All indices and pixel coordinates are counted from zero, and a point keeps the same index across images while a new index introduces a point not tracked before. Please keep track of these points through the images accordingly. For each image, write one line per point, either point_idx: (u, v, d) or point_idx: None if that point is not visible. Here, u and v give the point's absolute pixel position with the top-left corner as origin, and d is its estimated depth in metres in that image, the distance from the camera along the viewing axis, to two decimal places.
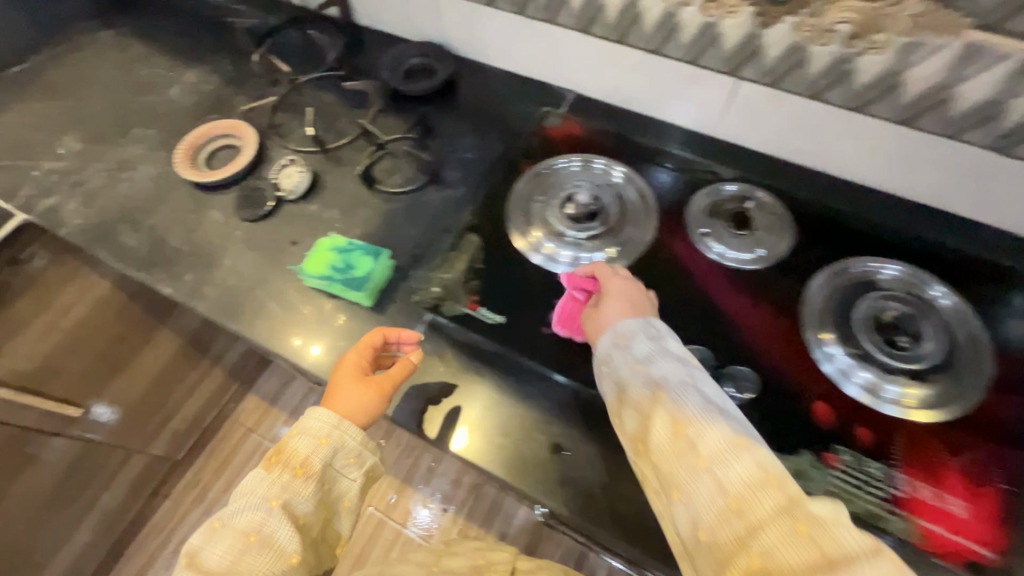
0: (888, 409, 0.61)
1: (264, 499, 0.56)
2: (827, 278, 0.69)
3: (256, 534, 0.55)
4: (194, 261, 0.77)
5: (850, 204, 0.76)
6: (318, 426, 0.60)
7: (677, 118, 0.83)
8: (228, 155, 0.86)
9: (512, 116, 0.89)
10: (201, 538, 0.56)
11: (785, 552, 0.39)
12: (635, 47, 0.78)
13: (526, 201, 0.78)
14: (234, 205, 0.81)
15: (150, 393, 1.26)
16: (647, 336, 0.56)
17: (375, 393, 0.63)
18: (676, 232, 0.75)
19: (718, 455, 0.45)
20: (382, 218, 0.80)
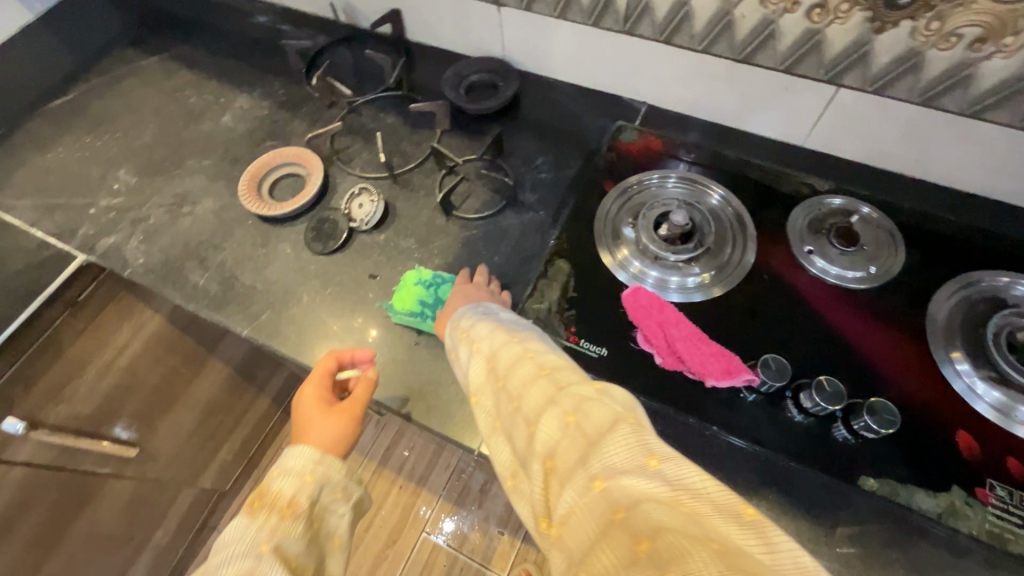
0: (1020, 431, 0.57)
1: (251, 547, 0.53)
2: (952, 293, 0.66)
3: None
4: (267, 297, 0.74)
5: (958, 215, 0.72)
6: (299, 464, 0.62)
7: (762, 128, 0.80)
8: (296, 185, 0.83)
9: (584, 131, 0.85)
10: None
11: (557, 441, 0.41)
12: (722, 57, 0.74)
13: (614, 220, 0.75)
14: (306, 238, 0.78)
15: (199, 425, 1.23)
16: (471, 311, 0.60)
17: (342, 417, 0.66)
18: (777, 249, 0.71)
19: (516, 377, 0.48)
20: (461, 244, 0.76)
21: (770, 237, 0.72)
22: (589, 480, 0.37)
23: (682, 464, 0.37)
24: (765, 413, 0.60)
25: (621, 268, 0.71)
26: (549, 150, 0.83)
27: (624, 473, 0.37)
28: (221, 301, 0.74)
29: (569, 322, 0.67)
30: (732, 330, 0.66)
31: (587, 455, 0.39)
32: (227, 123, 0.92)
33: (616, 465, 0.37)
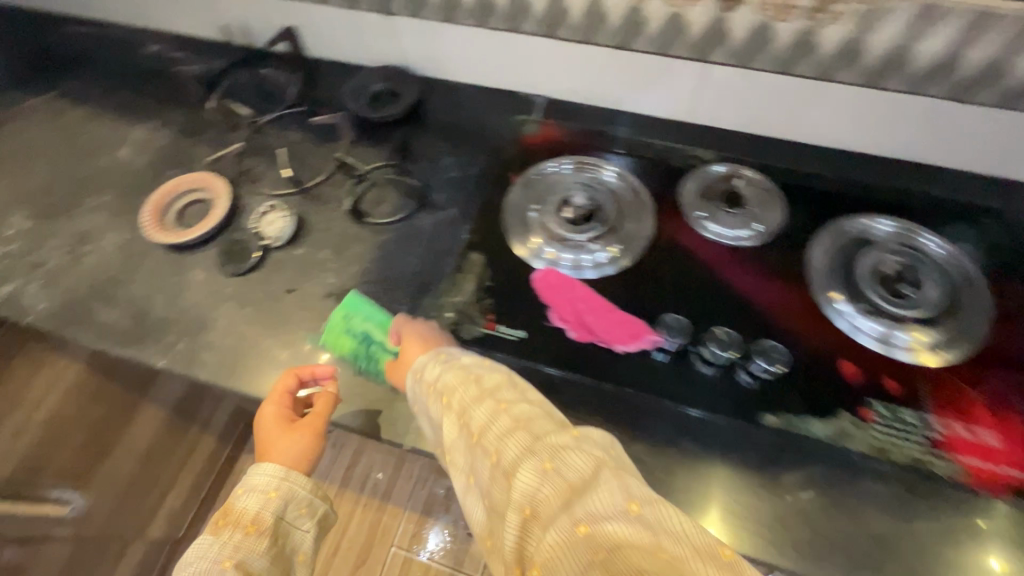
0: (901, 355, 0.64)
1: (215, 562, 0.57)
2: (827, 240, 0.72)
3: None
4: (183, 327, 0.73)
5: (829, 168, 0.79)
6: (264, 481, 0.62)
7: (650, 109, 0.85)
8: (201, 210, 0.81)
9: (488, 128, 0.88)
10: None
11: (537, 490, 0.42)
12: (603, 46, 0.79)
13: (522, 210, 0.78)
14: (218, 262, 0.76)
15: (140, 473, 1.18)
16: (431, 361, 0.58)
17: (306, 433, 0.65)
18: (674, 219, 0.76)
19: (486, 428, 0.49)
20: (377, 250, 0.77)
21: (667, 209, 0.77)
22: (573, 526, 0.38)
23: (658, 505, 0.39)
24: (674, 371, 0.64)
25: (532, 253, 0.74)
26: (456, 150, 0.86)
27: (603, 519, 0.38)
28: (134, 337, 0.72)
29: (486, 310, 0.70)
30: (639, 299, 0.70)
31: (570, 503, 0.40)
32: (126, 157, 0.90)
33: (595, 513, 0.38)
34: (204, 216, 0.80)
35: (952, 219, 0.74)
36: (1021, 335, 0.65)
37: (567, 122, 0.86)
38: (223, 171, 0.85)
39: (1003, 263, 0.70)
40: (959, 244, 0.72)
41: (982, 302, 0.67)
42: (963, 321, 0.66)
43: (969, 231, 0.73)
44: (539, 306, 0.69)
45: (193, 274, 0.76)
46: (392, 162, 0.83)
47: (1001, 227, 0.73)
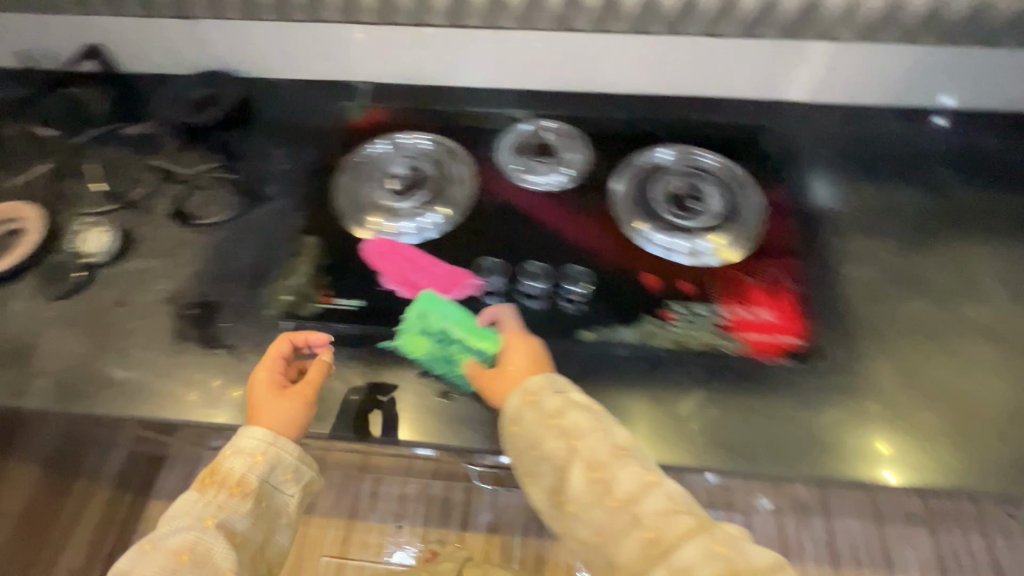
0: (704, 263, 0.75)
1: (198, 519, 0.56)
2: (626, 180, 0.82)
3: (188, 552, 0.54)
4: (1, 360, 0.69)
5: (625, 111, 0.89)
6: (251, 444, 0.59)
7: (460, 79, 0.90)
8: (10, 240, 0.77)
9: (309, 116, 0.90)
10: (132, 557, 0.55)
11: (701, 569, 0.50)
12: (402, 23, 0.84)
13: (348, 192, 0.81)
14: (43, 287, 0.74)
15: (22, 538, 1.10)
16: (546, 387, 0.61)
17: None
18: (493, 176, 0.82)
19: (634, 493, 0.55)
20: (211, 250, 0.77)
21: (489, 168, 0.83)
22: None
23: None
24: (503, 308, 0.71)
25: (365, 228, 0.78)
26: (285, 143, 0.87)
27: None
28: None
29: (323, 286, 0.73)
30: (469, 252, 0.76)
31: None
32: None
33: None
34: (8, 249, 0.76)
35: (723, 139, 0.87)
36: (778, 225, 0.80)
37: (391, 103, 0.90)
38: (34, 197, 0.81)
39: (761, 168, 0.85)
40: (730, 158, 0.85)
41: (751, 199, 0.81)
42: (740, 219, 0.79)
43: (737, 147, 0.87)
44: (373, 273, 0.73)
45: (12, 306, 0.73)
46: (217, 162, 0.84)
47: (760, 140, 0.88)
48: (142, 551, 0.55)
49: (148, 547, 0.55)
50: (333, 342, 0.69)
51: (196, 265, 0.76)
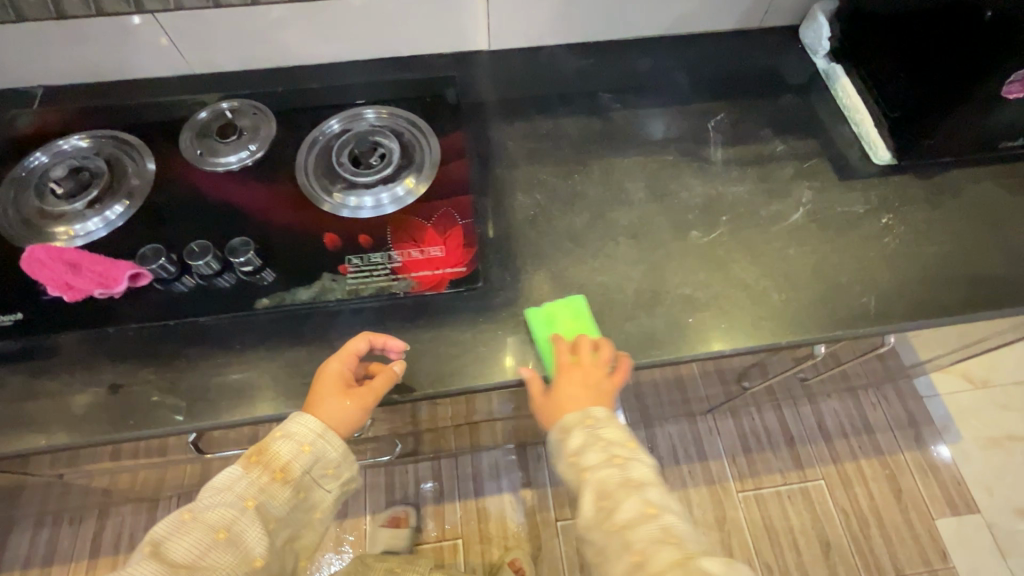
0: (882, 304, 0.68)
1: (614, 454, 0.60)
2: (811, 196, 0.76)
3: (606, 497, 0.57)
4: (161, 236, 0.70)
5: (814, 125, 0.83)
6: (592, 452, 0.60)
7: (643, 67, 0.89)
8: (222, 131, 0.78)
9: (489, 67, 0.88)
10: (594, 455, 0.60)
11: None
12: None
13: (519, 148, 0.80)
14: (213, 176, 0.75)
15: None
16: None
17: (356, 405, 0.60)
18: (668, 162, 0.78)
19: None
20: (363, 164, 0.76)
21: (650, 143, 0.80)
22: None
23: None
24: (652, 288, 0.69)
25: (520, 179, 0.76)
26: (449, 78, 0.86)
27: None
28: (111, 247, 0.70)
29: (480, 233, 0.72)
30: (623, 225, 0.73)
31: None
32: (80, 62, 0.80)
33: None
34: (220, 137, 0.78)
35: (926, 170, 0.78)
36: (977, 279, 0.71)
37: (556, 62, 0.89)
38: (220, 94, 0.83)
39: (968, 212, 0.75)
40: (931, 193, 0.76)
41: (946, 250, 0.72)
42: (928, 267, 0.71)
43: (944, 180, 0.77)
44: (533, 234, 0.72)
45: (175, 188, 0.74)
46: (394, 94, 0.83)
47: (972, 178, 0.77)
48: (592, 433, 0.61)
49: (568, 452, 0.61)
50: (482, 290, 0.68)
51: (351, 175, 0.75)
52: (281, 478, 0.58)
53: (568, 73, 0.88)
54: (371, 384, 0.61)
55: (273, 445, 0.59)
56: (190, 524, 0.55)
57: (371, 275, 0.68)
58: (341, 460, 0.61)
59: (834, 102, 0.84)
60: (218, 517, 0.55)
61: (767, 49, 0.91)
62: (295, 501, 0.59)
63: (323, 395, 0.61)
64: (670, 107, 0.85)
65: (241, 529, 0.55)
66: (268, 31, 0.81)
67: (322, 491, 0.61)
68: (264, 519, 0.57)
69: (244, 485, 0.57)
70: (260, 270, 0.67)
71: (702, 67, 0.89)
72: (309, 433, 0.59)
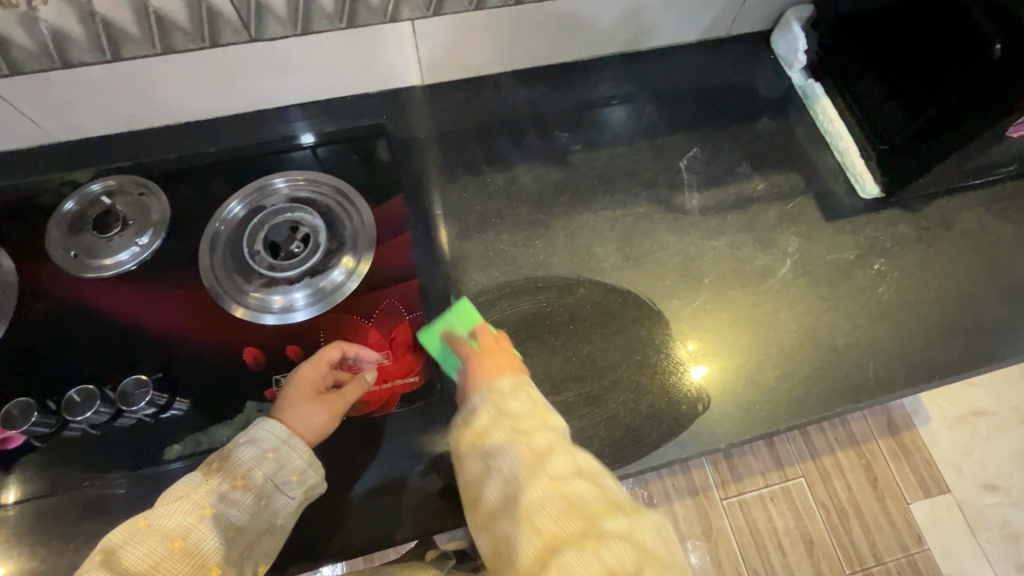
0: (880, 370, 0.62)
1: (498, 419, 0.49)
2: (795, 242, 0.68)
3: (533, 444, 0.47)
4: (35, 378, 0.57)
5: (792, 153, 0.74)
6: (491, 424, 0.49)
7: (599, 92, 0.78)
8: (104, 218, 0.64)
9: (423, 105, 0.75)
10: (494, 435, 0.48)
11: None
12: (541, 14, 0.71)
13: (466, 210, 0.69)
14: (96, 285, 0.61)
15: None
16: None
17: (326, 411, 0.53)
18: (637, 213, 0.69)
19: None
20: (283, 252, 0.63)
21: (616, 191, 0.70)
22: None
23: None
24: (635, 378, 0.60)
25: (472, 253, 0.66)
26: (378, 128, 0.72)
27: None
28: None
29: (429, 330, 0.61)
30: (595, 299, 0.64)
31: None
32: None
33: None
34: (101, 228, 0.63)
35: (914, 202, 0.71)
36: (978, 326, 0.65)
37: (500, 92, 0.77)
38: (89, 169, 0.67)
39: (961, 245, 0.69)
40: (923, 228, 0.70)
41: (944, 295, 0.66)
42: (925, 318, 0.65)
43: (933, 212, 0.71)
44: (493, 323, 0.62)
45: (47, 306, 0.60)
46: (312, 153, 0.70)
47: (962, 206, 0.71)
48: (475, 418, 0.51)
49: (465, 430, 0.51)
50: (438, 401, 0.58)
51: (269, 268, 0.62)
52: (243, 483, 0.47)
53: (516, 106, 0.76)
54: (346, 392, 0.55)
55: (234, 451, 0.49)
56: (143, 532, 0.43)
57: None
58: (306, 468, 0.50)
59: (816, 125, 0.76)
60: (173, 524, 0.44)
61: (737, 62, 0.80)
62: (258, 513, 0.47)
63: (293, 395, 0.53)
64: (634, 142, 0.74)
65: (200, 541, 0.44)
66: (141, 90, 0.65)
67: (286, 499, 0.49)
68: (227, 531, 0.45)
69: (203, 493, 0.46)
70: (167, 408, 0.56)
71: (668, 91, 0.78)
72: (272, 438, 0.50)
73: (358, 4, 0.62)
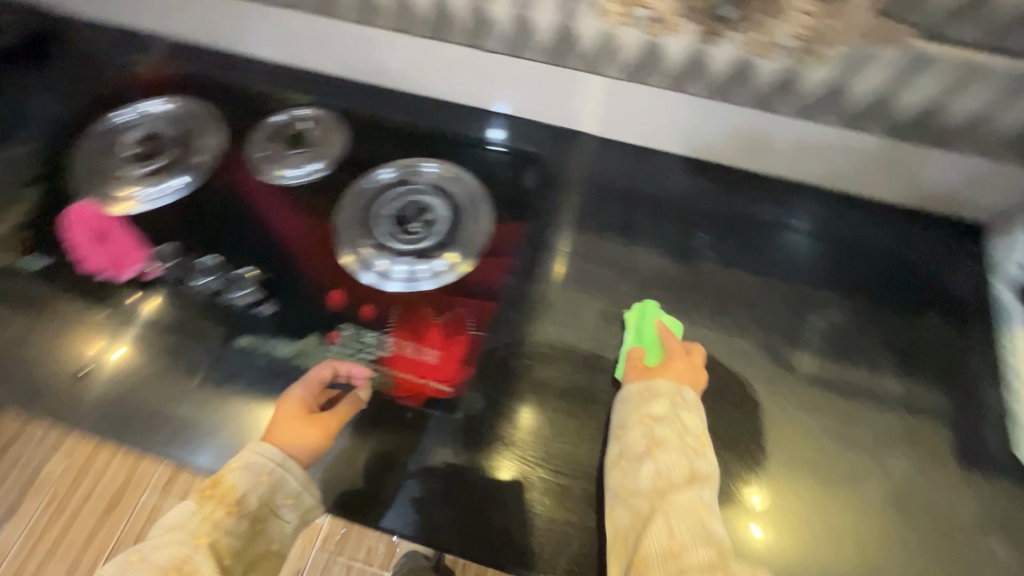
0: None
1: (677, 415, 0.56)
2: (905, 465, 0.58)
3: (689, 450, 0.54)
4: (185, 235, 0.68)
5: (953, 370, 0.63)
6: (662, 410, 0.56)
7: (761, 212, 0.73)
8: (296, 137, 0.76)
9: (586, 153, 0.77)
10: (667, 435, 0.54)
11: None
12: (738, 118, 0.68)
13: (575, 264, 0.69)
14: (261, 185, 0.73)
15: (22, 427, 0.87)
16: None
17: (317, 429, 0.56)
18: (737, 346, 0.64)
19: None
20: (404, 226, 0.69)
21: (726, 314, 0.66)
22: None
23: None
24: None
25: (558, 304, 0.66)
26: (535, 157, 0.76)
27: None
28: (141, 221, 0.70)
29: (483, 353, 0.63)
30: None
31: None
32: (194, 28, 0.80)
33: None
34: (290, 144, 0.76)
35: None
36: None
37: (664, 172, 0.76)
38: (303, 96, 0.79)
39: None
40: None
41: None
42: None
43: None
44: (541, 377, 0.62)
45: (223, 185, 0.73)
46: (470, 155, 0.75)
47: None
48: (656, 403, 0.57)
49: (640, 411, 0.56)
50: (457, 419, 0.60)
51: (387, 235, 0.69)
52: (236, 512, 0.51)
53: (671, 190, 0.75)
54: (335, 412, 0.58)
55: (227, 475, 0.52)
56: (136, 566, 0.46)
57: (356, 354, 0.62)
58: (301, 490, 0.54)
59: (997, 353, 0.64)
60: (167, 558, 0.47)
61: (934, 245, 0.70)
62: (254, 537, 0.51)
63: (283, 422, 0.56)
64: (774, 275, 0.69)
65: (194, 571, 0.47)
66: (368, 55, 0.75)
67: (281, 523, 0.53)
68: (220, 556, 0.49)
69: (196, 522, 0.49)
70: (257, 304, 0.65)
71: (836, 241, 0.71)
72: (270, 461, 0.53)
73: (571, 50, 0.66)
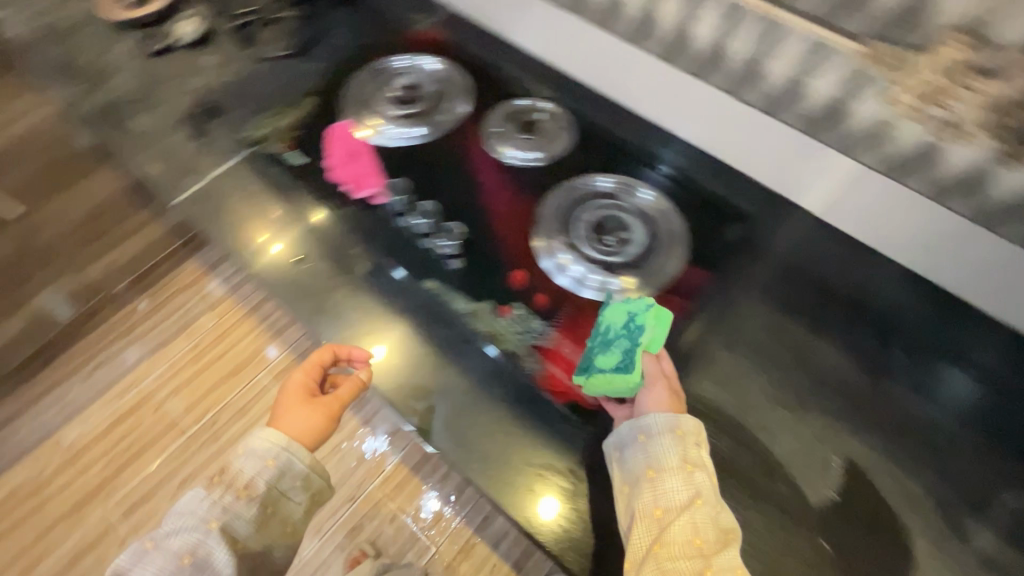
0: None
1: (700, 465, 0.54)
2: None
3: (715, 504, 0.52)
4: (412, 175, 0.76)
5: None
6: (687, 457, 0.54)
7: (976, 356, 0.66)
8: (528, 122, 0.82)
9: (797, 225, 0.74)
10: (693, 485, 0.52)
11: None
12: (999, 252, 0.60)
13: (752, 334, 0.67)
14: (485, 155, 0.79)
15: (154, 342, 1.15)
16: None
17: (315, 409, 0.72)
18: (908, 489, 0.58)
19: None
20: (599, 235, 0.71)
21: (901, 448, 0.60)
22: None
23: None
24: None
25: (723, 367, 0.65)
26: (746, 215, 0.75)
27: None
28: (381, 152, 0.79)
29: None
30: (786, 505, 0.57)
31: None
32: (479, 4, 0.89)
33: None
34: (522, 126, 0.81)
35: None
36: None
37: (875, 275, 0.71)
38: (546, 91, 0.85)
39: None
40: None
41: None
42: None
43: None
44: None
45: (456, 145, 0.80)
46: (682, 192, 0.76)
47: None
48: (691, 448, 0.55)
49: (667, 455, 0.54)
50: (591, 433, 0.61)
51: (581, 237, 0.71)
52: (246, 496, 0.64)
53: (880, 297, 0.70)
54: (332, 396, 0.73)
55: (234, 467, 0.66)
56: (152, 551, 0.62)
57: (521, 334, 0.66)
58: (307, 471, 0.68)
59: None
60: (184, 544, 0.61)
61: None
62: (261, 521, 0.65)
63: (288, 409, 0.72)
64: (971, 428, 0.62)
65: (205, 554, 0.61)
66: (623, 66, 0.78)
67: (291, 503, 0.67)
68: (232, 541, 0.63)
69: (207, 509, 0.64)
70: (452, 257, 0.70)
71: None
72: (274, 447, 0.67)
73: (836, 126, 0.60)
